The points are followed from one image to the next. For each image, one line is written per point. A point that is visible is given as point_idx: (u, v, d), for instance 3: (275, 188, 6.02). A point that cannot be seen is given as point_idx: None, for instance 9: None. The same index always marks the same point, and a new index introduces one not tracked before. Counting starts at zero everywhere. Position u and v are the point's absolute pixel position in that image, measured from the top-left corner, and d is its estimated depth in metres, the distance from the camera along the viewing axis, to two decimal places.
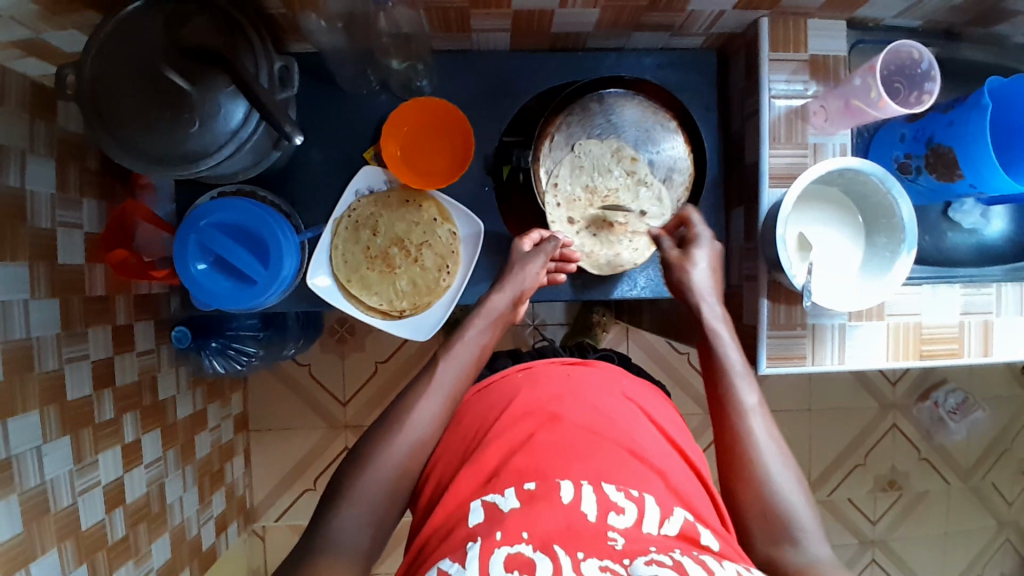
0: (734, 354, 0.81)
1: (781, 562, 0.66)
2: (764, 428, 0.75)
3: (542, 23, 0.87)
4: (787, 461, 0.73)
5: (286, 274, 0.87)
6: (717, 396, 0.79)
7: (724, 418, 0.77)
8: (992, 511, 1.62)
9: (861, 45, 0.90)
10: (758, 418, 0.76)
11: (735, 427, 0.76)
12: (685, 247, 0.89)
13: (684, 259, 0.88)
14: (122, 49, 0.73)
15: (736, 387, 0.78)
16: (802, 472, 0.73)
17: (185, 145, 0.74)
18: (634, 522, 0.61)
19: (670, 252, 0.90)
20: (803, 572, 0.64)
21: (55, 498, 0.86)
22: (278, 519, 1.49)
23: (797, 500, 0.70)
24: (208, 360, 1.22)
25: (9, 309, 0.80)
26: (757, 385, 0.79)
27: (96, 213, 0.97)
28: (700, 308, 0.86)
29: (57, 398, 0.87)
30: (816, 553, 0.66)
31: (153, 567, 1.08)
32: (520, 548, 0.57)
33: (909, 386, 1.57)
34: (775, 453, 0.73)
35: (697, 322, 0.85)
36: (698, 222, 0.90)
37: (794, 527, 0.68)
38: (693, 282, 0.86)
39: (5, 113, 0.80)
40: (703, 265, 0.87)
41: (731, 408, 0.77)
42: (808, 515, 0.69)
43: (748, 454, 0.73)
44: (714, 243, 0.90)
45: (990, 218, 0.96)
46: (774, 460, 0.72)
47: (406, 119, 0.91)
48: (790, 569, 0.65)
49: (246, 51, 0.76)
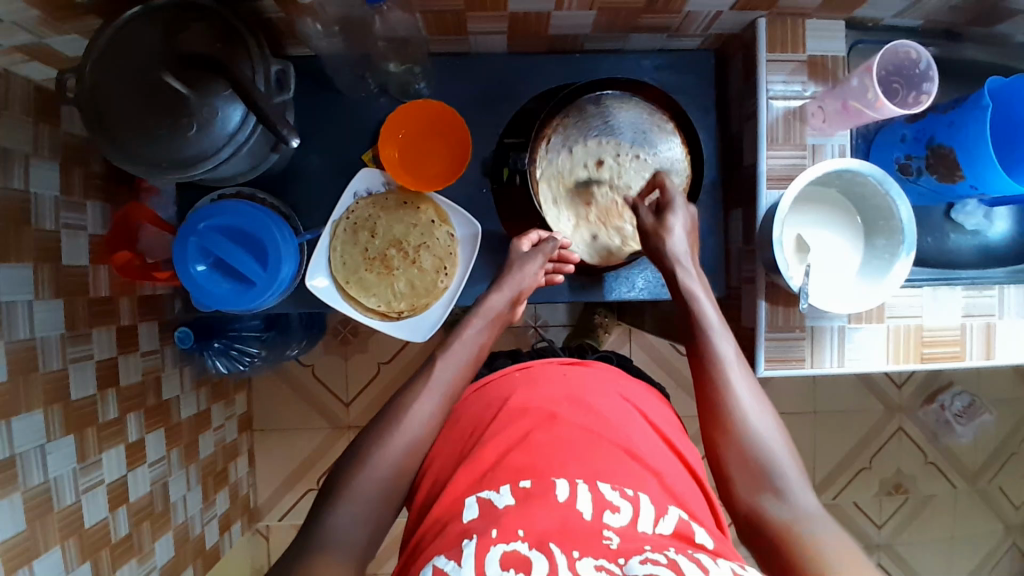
0: (712, 310, 0.83)
1: (763, 510, 0.69)
2: (743, 382, 0.77)
3: (539, 25, 0.88)
4: (767, 415, 0.76)
5: (285, 275, 0.88)
6: (697, 354, 0.81)
7: (706, 373, 0.79)
8: (1000, 515, 1.60)
9: (860, 46, 0.90)
10: (737, 372, 0.78)
11: (717, 382, 0.78)
12: (660, 215, 0.89)
13: (660, 227, 0.88)
14: (120, 56, 0.74)
15: (715, 342, 0.80)
16: (782, 424, 0.76)
17: (183, 150, 0.75)
18: (629, 520, 0.61)
19: (646, 220, 0.89)
20: (788, 522, 0.67)
21: (58, 496, 0.87)
22: (282, 519, 1.50)
23: (778, 452, 0.73)
24: (212, 360, 1.22)
25: (13, 310, 0.81)
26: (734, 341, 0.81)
27: (100, 214, 0.98)
28: (677, 272, 0.86)
29: (61, 397, 0.88)
30: (797, 501, 0.69)
31: (156, 565, 1.09)
32: (516, 546, 0.57)
33: (915, 388, 1.55)
34: (756, 407, 0.76)
35: (675, 285, 0.86)
36: (672, 186, 0.90)
37: (778, 479, 0.71)
38: (672, 247, 0.86)
39: (10, 117, 0.81)
40: (679, 231, 0.87)
41: (711, 365, 0.79)
42: (788, 465, 0.72)
43: (731, 410, 0.75)
44: (689, 208, 0.90)
45: (993, 218, 0.95)
46: (755, 413, 0.75)
47: (403, 123, 0.91)
48: (772, 518, 0.68)
49: (243, 57, 0.76)
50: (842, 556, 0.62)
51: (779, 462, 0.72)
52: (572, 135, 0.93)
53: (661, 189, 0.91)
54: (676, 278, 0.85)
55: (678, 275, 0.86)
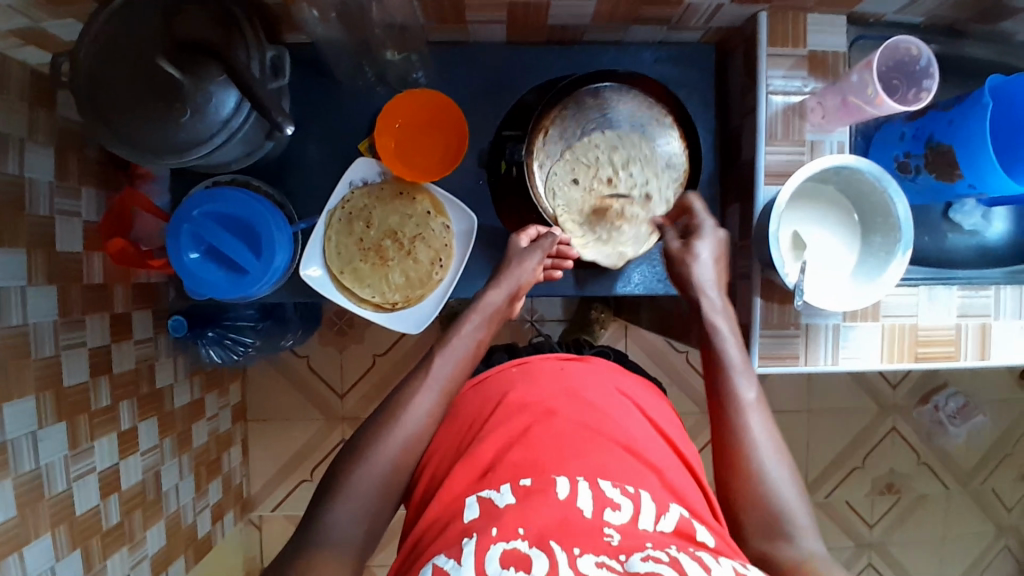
0: (735, 347, 0.80)
1: (777, 558, 0.66)
2: (761, 421, 0.75)
3: (538, 16, 0.87)
4: (783, 454, 0.73)
5: (279, 265, 0.87)
6: (715, 387, 0.78)
7: (722, 409, 0.76)
8: (991, 516, 1.60)
9: (863, 42, 0.90)
10: (757, 412, 0.75)
11: (733, 417, 0.75)
12: (687, 239, 0.89)
13: (687, 252, 0.87)
14: (117, 40, 0.73)
15: (735, 378, 0.77)
16: (799, 469, 0.72)
17: (176, 136, 0.75)
18: (630, 518, 0.61)
19: (672, 245, 0.90)
20: (799, 570, 0.64)
21: (49, 483, 0.87)
22: (275, 509, 1.50)
23: (792, 498, 0.69)
24: (206, 349, 1.22)
25: (6, 296, 0.80)
26: (757, 378, 0.78)
27: (95, 201, 0.97)
28: (702, 303, 0.84)
29: (53, 384, 0.88)
30: (812, 551, 0.65)
31: (148, 554, 1.09)
32: (517, 544, 0.56)
33: (910, 388, 1.56)
34: (773, 447, 0.73)
35: (698, 316, 0.84)
36: (700, 210, 0.89)
37: (791, 525, 0.67)
38: (696, 274, 0.86)
39: (4, 100, 0.81)
40: (705, 255, 0.86)
41: (729, 400, 0.76)
42: (802, 512, 0.68)
43: (744, 449, 0.72)
44: (718, 232, 0.89)
45: (991, 218, 0.95)
46: (771, 455, 0.72)
47: (399, 113, 0.90)
48: (786, 564, 0.65)
49: (240, 44, 0.75)
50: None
51: (794, 510, 0.68)
52: (569, 127, 0.92)
53: (688, 213, 0.91)
54: (700, 306, 0.84)
55: (702, 307, 0.84)
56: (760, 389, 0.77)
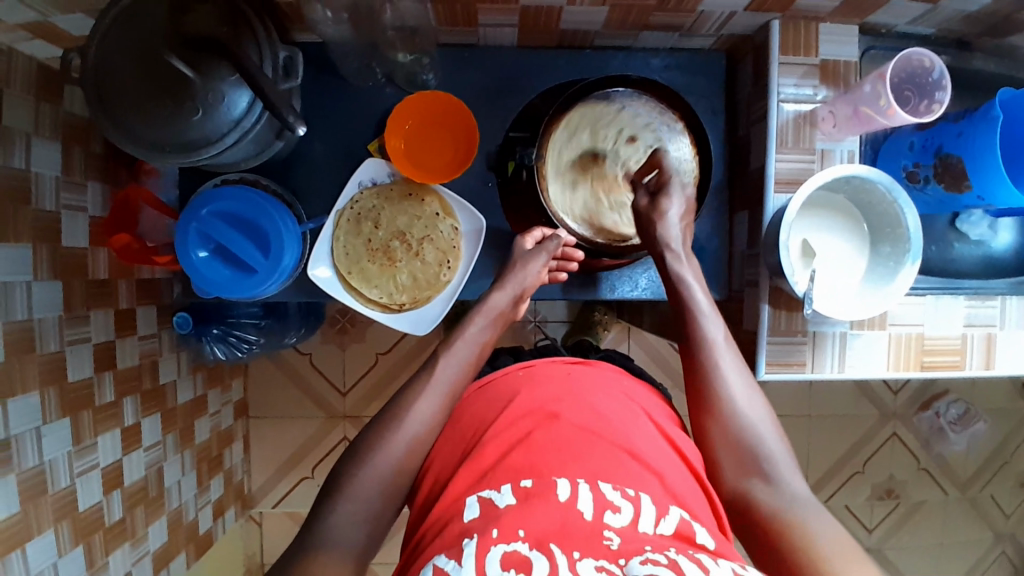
0: (701, 295, 0.84)
1: (754, 497, 0.70)
2: (732, 366, 0.79)
3: (550, 20, 0.87)
4: (755, 397, 0.77)
5: (287, 264, 0.87)
6: (685, 336, 0.82)
7: (695, 355, 0.80)
8: (989, 523, 1.61)
9: (873, 52, 0.89)
10: (723, 356, 0.79)
11: (702, 367, 0.79)
12: (655, 196, 0.89)
13: (654, 210, 0.88)
14: (129, 34, 0.73)
15: (704, 326, 0.81)
16: (772, 413, 0.77)
17: (187, 134, 0.74)
18: (629, 520, 0.61)
19: (641, 201, 0.90)
20: (775, 504, 0.68)
21: (52, 480, 0.87)
22: (275, 506, 1.50)
23: (769, 440, 0.74)
24: (210, 346, 1.23)
25: (11, 291, 0.80)
26: (723, 322, 0.82)
27: (100, 195, 0.97)
28: (667, 256, 0.87)
29: (57, 379, 0.87)
30: (788, 487, 0.70)
31: (149, 550, 1.09)
32: (516, 547, 0.57)
33: (910, 395, 1.56)
34: (745, 390, 0.77)
35: (666, 272, 0.87)
36: (668, 166, 0.89)
37: (763, 461, 0.72)
38: (664, 233, 0.87)
39: (12, 95, 0.80)
40: (674, 213, 0.87)
41: (699, 348, 0.80)
42: (778, 450, 0.73)
43: (716, 393, 0.77)
44: (685, 190, 0.89)
45: (998, 229, 0.95)
46: (745, 398, 0.77)
47: (410, 114, 0.90)
48: (762, 501, 0.69)
49: (250, 41, 0.76)
50: (833, 546, 0.62)
51: (767, 446, 0.73)
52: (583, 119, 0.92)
53: (658, 169, 0.90)
54: (665, 262, 0.87)
55: (668, 261, 0.86)
56: (726, 334, 0.81)
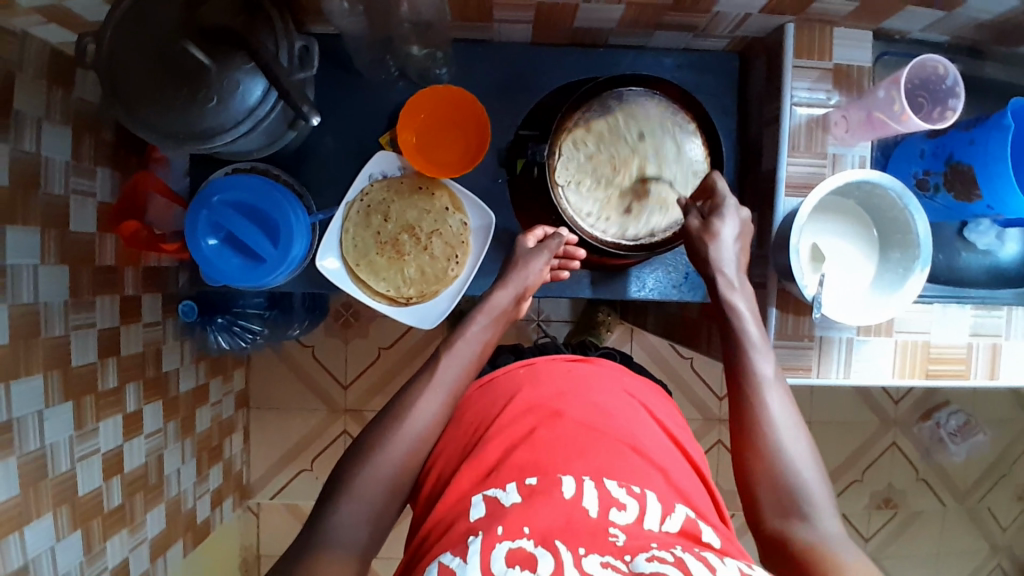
0: (755, 329, 0.80)
1: (792, 536, 0.66)
2: (780, 403, 0.75)
3: (565, 17, 0.87)
4: (804, 440, 0.73)
5: (296, 254, 0.87)
6: (734, 369, 0.78)
7: (742, 389, 0.76)
8: (986, 535, 1.61)
9: (887, 57, 0.89)
10: (774, 393, 0.75)
11: (752, 401, 0.75)
12: (707, 218, 0.86)
13: (705, 232, 0.85)
14: (141, 24, 0.73)
15: (754, 360, 0.77)
16: (819, 454, 0.72)
17: (199, 122, 0.74)
18: (635, 518, 0.61)
19: (691, 223, 0.87)
20: (815, 546, 0.64)
21: (53, 463, 0.86)
22: (273, 498, 1.50)
23: (813, 480, 0.69)
24: (213, 335, 1.23)
25: (18, 274, 0.80)
26: (774, 357, 0.78)
27: (109, 181, 0.97)
28: (719, 282, 0.83)
29: (61, 363, 0.87)
30: (827, 532, 0.66)
31: (147, 538, 1.09)
32: (521, 543, 0.57)
33: (911, 404, 1.56)
34: (792, 428, 0.73)
35: (716, 297, 0.83)
36: (724, 190, 0.87)
37: (806, 504, 0.68)
38: (715, 255, 0.83)
39: (24, 77, 0.80)
40: (727, 235, 0.84)
41: (747, 382, 0.76)
42: (821, 492, 0.69)
43: (763, 430, 0.73)
44: (740, 211, 0.86)
45: (1006, 239, 0.94)
46: (791, 437, 0.72)
47: (424, 106, 0.90)
48: (800, 544, 0.65)
49: (267, 33, 0.76)
50: None
51: (809, 488, 0.69)
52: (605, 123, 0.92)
53: (710, 194, 0.88)
54: (716, 287, 0.83)
55: (719, 286, 0.83)
56: (779, 372, 0.77)
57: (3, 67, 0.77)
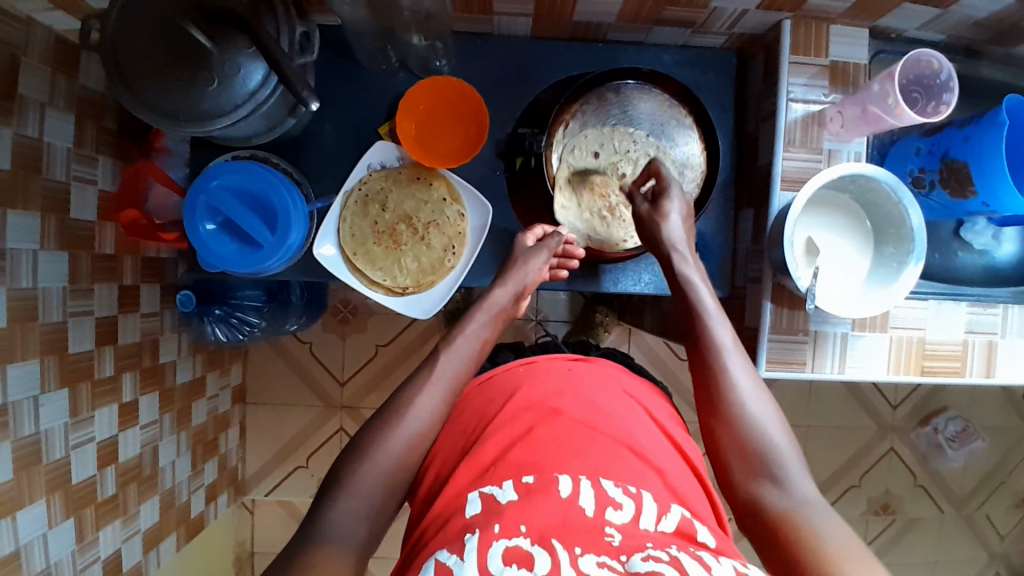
0: (710, 299, 0.81)
1: (765, 503, 0.67)
2: (741, 369, 0.75)
3: (564, 11, 0.88)
4: (764, 398, 0.74)
5: (293, 242, 0.87)
6: (694, 341, 0.79)
7: (703, 360, 0.77)
8: (984, 543, 1.60)
9: (882, 56, 0.91)
10: (734, 357, 0.76)
11: (712, 367, 0.76)
12: (656, 201, 0.88)
13: (656, 213, 0.87)
14: (147, 7, 0.74)
15: (712, 329, 0.78)
16: (783, 413, 0.73)
17: (200, 103, 0.75)
18: (631, 518, 0.60)
19: (641, 207, 0.89)
20: (785, 509, 0.65)
21: (47, 450, 0.86)
22: (268, 494, 1.49)
23: (781, 442, 0.70)
24: (211, 327, 1.21)
25: (17, 257, 0.80)
26: (732, 325, 0.79)
27: (111, 170, 0.98)
28: (674, 257, 0.85)
29: (58, 349, 0.88)
30: (797, 490, 0.67)
31: (140, 529, 1.09)
32: (518, 542, 0.56)
33: (909, 410, 1.56)
34: (754, 392, 0.74)
35: (673, 272, 0.85)
36: (667, 172, 0.89)
37: (774, 464, 0.69)
38: (667, 234, 0.85)
39: (27, 63, 0.81)
40: (675, 216, 0.86)
41: (708, 350, 0.77)
42: (789, 452, 0.70)
43: (726, 395, 0.74)
44: (685, 195, 0.89)
45: (1001, 239, 0.95)
46: (752, 399, 0.73)
47: (424, 98, 0.91)
48: (771, 506, 0.66)
49: (269, 16, 0.77)
50: (839, 539, 0.61)
51: (776, 449, 0.70)
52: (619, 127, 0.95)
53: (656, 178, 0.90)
54: (674, 265, 0.84)
55: (675, 260, 0.85)
56: (736, 337, 0.78)
57: (9, 51, 0.78)
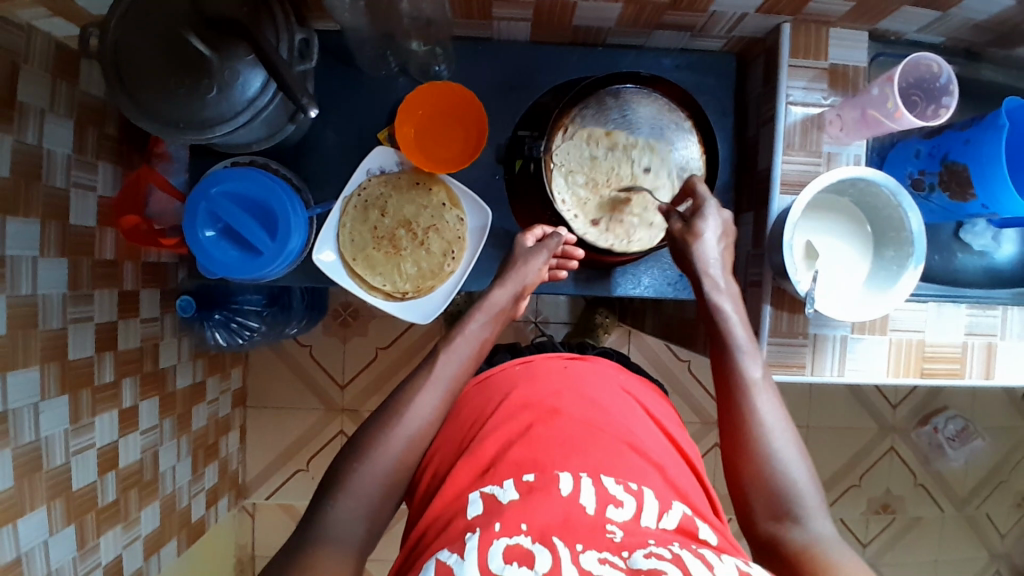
0: (741, 330, 0.80)
1: (786, 540, 0.67)
2: (768, 402, 0.75)
3: (564, 16, 0.88)
4: (791, 437, 0.73)
5: (293, 248, 0.87)
6: (723, 372, 0.79)
7: (730, 390, 0.77)
8: (984, 542, 1.60)
9: (882, 58, 0.90)
10: (762, 393, 0.76)
11: (740, 402, 0.75)
12: (690, 219, 0.87)
13: (690, 232, 0.86)
14: (148, 14, 0.74)
15: (741, 361, 0.77)
16: (807, 450, 0.73)
17: (200, 110, 0.75)
18: (632, 515, 0.60)
19: (675, 226, 0.88)
20: (807, 549, 0.65)
21: (48, 456, 0.86)
22: (269, 497, 1.49)
23: (804, 481, 0.70)
24: (211, 331, 1.23)
25: (17, 265, 0.80)
26: (762, 358, 0.79)
27: (111, 176, 0.97)
28: (704, 284, 0.84)
29: (59, 356, 0.88)
30: (819, 532, 0.66)
31: (141, 534, 1.09)
32: (519, 540, 0.56)
33: (910, 410, 1.56)
34: (779, 425, 0.73)
35: (702, 300, 0.84)
36: (704, 190, 0.89)
37: (796, 504, 0.68)
38: (702, 258, 0.84)
39: (27, 70, 0.81)
40: (709, 236, 0.85)
41: (737, 383, 0.76)
42: (813, 493, 0.69)
43: (752, 430, 0.73)
44: (723, 213, 0.88)
45: (1001, 240, 0.95)
46: (780, 437, 0.72)
47: (422, 103, 0.91)
48: (792, 545, 0.66)
49: (268, 23, 0.77)
50: None
51: (800, 488, 0.69)
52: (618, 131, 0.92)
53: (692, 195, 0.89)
54: (704, 292, 0.84)
55: (704, 288, 0.84)
56: (765, 371, 0.78)
57: (8, 58, 0.78)
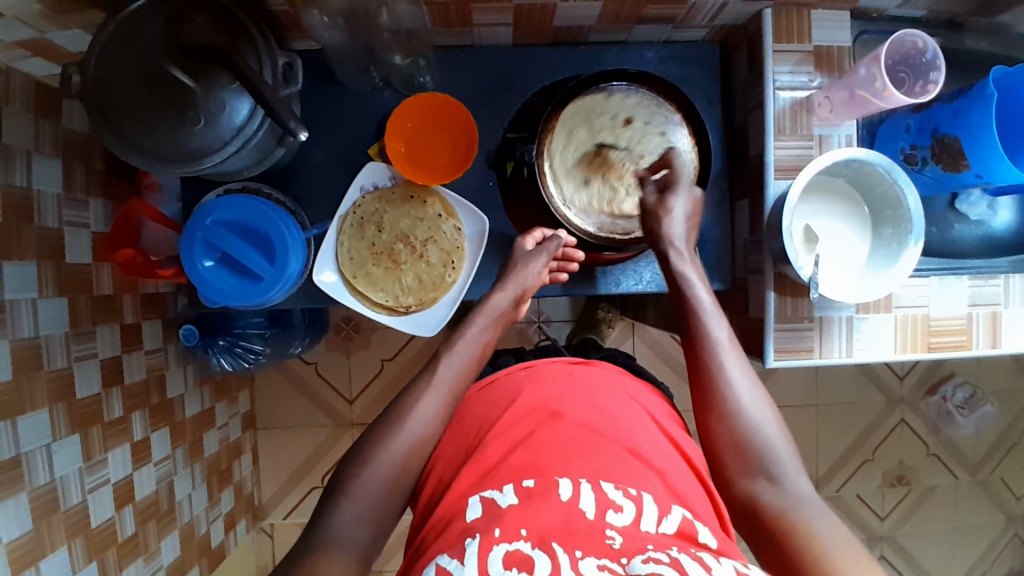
0: (705, 294, 0.83)
1: (759, 496, 0.68)
2: (738, 366, 0.77)
3: (544, 17, 0.88)
4: (760, 396, 0.75)
5: (293, 271, 0.87)
6: (690, 338, 0.80)
7: (699, 357, 0.78)
8: (1001, 506, 1.61)
9: (865, 36, 0.90)
10: (729, 354, 0.78)
11: (708, 364, 0.77)
12: (662, 193, 0.89)
13: (659, 206, 0.88)
14: (126, 46, 0.73)
15: (708, 326, 0.79)
16: (777, 410, 0.75)
17: (187, 142, 0.75)
18: (631, 520, 0.60)
19: (649, 198, 0.90)
20: (782, 503, 0.66)
21: (64, 496, 0.86)
22: (287, 517, 1.49)
23: (776, 440, 0.72)
24: (216, 358, 1.22)
25: (17, 308, 0.80)
26: (727, 322, 0.81)
27: (102, 211, 0.97)
28: (669, 253, 0.86)
29: (66, 396, 0.87)
30: (791, 487, 0.68)
31: (162, 565, 1.09)
32: (518, 545, 0.56)
33: (917, 380, 1.56)
34: (748, 389, 0.75)
35: (669, 269, 0.86)
36: (679, 164, 0.91)
37: (767, 460, 0.70)
38: (667, 230, 0.87)
39: (10, 112, 0.80)
40: (677, 211, 0.87)
41: (705, 347, 0.78)
42: (784, 449, 0.71)
43: (722, 393, 0.75)
44: (693, 190, 0.90)
45: (997, 209, 0.95)
46: (747, 396, 0.74)
47: (410, 116, 0.91)
48: (765, 500, 0.67)
49: (249, 50, 0.76)
50: (834, 536, 0.61)
51: (770, 445, 0.71)
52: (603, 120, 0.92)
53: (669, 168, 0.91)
54: (670, 262, 0.86)
55: (670, 257, 0.86)
56: (731, 334, 0.80)
57: None
